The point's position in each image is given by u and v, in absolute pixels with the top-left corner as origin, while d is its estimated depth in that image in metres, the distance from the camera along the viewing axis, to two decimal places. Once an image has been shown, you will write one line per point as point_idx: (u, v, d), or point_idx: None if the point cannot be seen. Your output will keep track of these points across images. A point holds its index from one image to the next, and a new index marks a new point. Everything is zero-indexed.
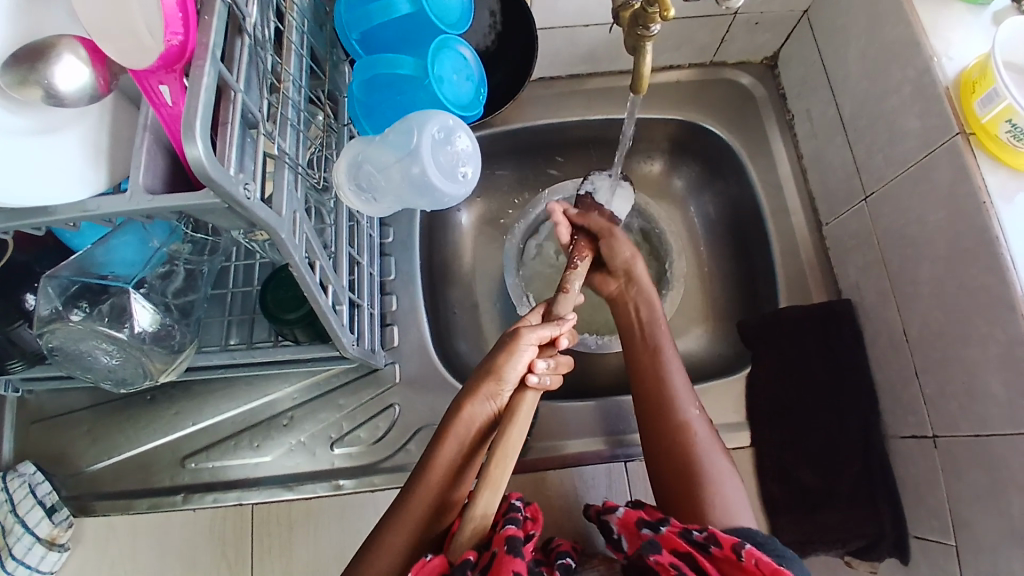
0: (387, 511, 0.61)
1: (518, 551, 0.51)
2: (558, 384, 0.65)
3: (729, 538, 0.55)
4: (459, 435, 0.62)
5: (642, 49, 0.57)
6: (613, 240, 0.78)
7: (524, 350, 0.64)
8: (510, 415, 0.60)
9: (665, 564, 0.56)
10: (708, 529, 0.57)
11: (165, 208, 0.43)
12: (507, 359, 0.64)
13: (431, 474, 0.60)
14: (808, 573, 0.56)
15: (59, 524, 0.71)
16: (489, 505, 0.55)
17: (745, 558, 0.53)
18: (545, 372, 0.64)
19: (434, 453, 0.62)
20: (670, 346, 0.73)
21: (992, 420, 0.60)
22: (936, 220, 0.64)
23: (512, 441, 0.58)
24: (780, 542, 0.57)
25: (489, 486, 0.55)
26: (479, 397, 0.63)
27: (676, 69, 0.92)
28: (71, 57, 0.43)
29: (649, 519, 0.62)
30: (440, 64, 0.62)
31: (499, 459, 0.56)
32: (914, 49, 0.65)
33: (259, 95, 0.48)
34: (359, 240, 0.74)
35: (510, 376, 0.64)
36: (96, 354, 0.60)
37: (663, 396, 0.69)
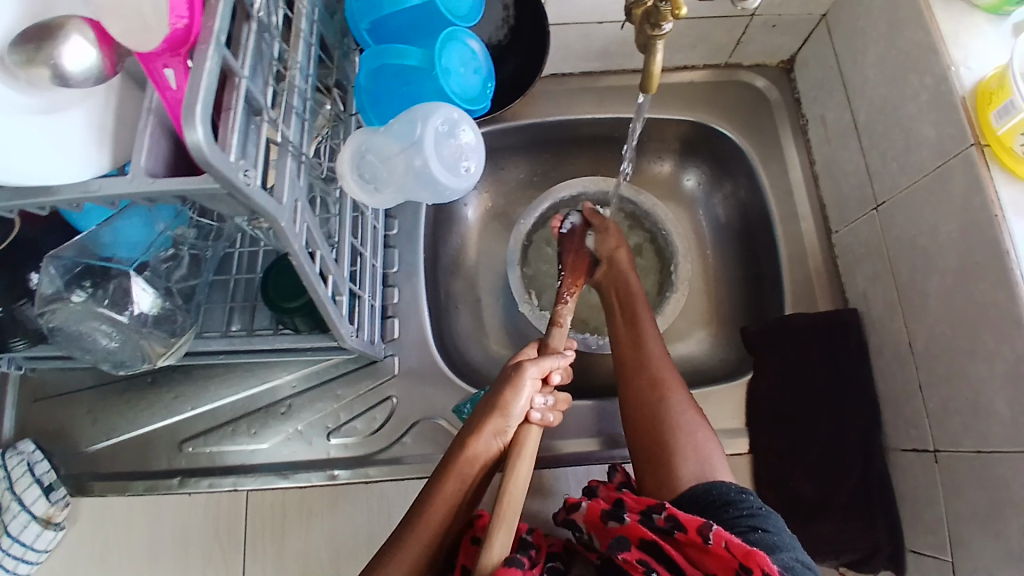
0: (382, 546, 0.61)
1: (516, 563, 0.54)
2: (557, 421, 0.67)
3: (693, 522, 0.57)
4: (462, 470, 0.63)
5: (653, 48, 0.56)
6: (602, 230, 0.85)
7: (526, 384, 0.67)
8: (517, 449, 0.61)
9: (633, 561, 0.58)
10: (666, 510, 0.59)
11: (166, 191, 0.43)
12: (513, 394, 0.65)
13: (433, 509, 0.61)
14: (777, 518, 0.60)
15: (56, 503, 0.71)
16: (502, 548, 0.56)
17: (712, 540, 0.55)
18: (546, 408, 0.67)
19: (436, 489, 0.62)
20: (655, 334, 0.75)
21: (995, 437, 0.59)
22: (947, 232, 0.63)
23: (521, 477, 0.59)
24: (753, 496, 0.60)
25: (502, 527, 0.56)
26: (484, 433, 0.64)
27: (691, 70, 0.91)
28: (78, 38, 0.42)
29: (610, 510, 0.63)
30: (447, 56, 0.61)
31: (509, 497, 0.57)
32: (932, 57, 0.64)
33: (264, 82, 0.48)
34: (363, 231, 0.73)
35: (515, 412, 0.65)
36: (96, 336, 0.61)
37: (648, 380, 0.70)
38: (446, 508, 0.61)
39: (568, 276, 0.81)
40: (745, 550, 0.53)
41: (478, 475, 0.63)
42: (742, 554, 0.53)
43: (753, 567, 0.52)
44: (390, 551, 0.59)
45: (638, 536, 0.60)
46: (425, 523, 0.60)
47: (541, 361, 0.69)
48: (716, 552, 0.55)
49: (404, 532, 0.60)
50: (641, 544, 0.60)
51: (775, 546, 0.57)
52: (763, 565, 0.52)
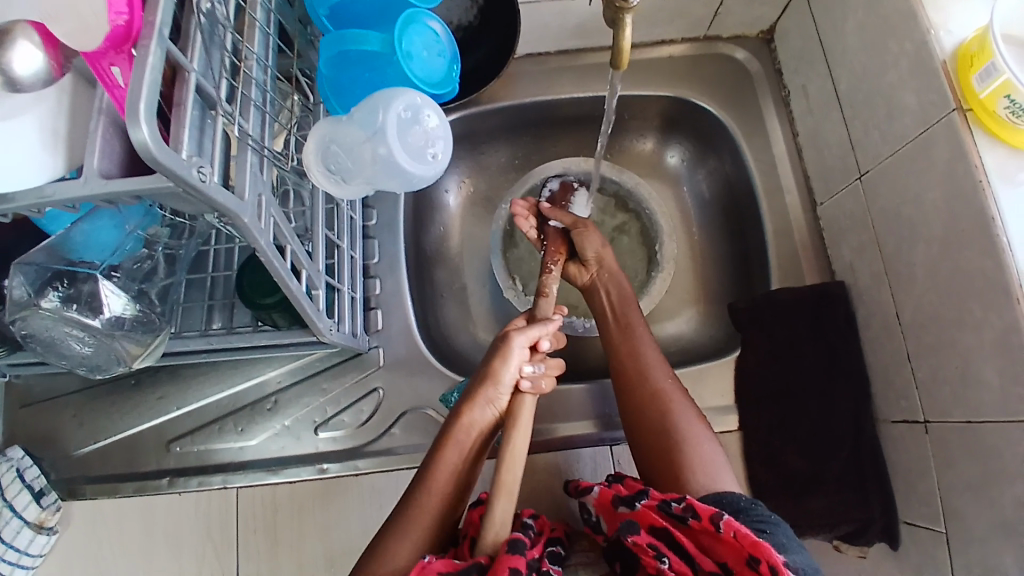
0: (388, 520, 0.61)
1: (518, 549, 0.52)
2: (552, 386, 0.68)
3: (708, 510, 0.56)
4: (461, 441, 0.63)
5: (621, 22, 0.54)
6: (584, 231, 0.81)
7: (515, 352, 0.66)
8: (511, 422, 0.62)
9: (643, 545, 0.57)
10: (685, 500, 0.58)
11: (120, 191, 0.41)
12: (502, 363, 0.66)
13: (437, 479, 0.61)
14: (787, 526, 0.58)
15: (47, 508, 0.71)
16: (506, 513, 0.57)
17: (724, 528, 0.55)
18: (536, 376, 0.67)
19: (437, 459, 0.63)
20: (651, 344, 0.74)
21: (985, 407, 0.58)
22: (932, 200, 0.62)
23: (519, 446, 0.61)
24: (763, 505, 0.59)
25: (505, 492, 0.58)
26: (478, 404, 0.65)
27: (669, 44, 0.89)
28: (25, 42, 0.42)
29: (624, 495, 0.63)
30: (409, 39, 0.59)
31: (508, 465, 0.59)
32: (912, 21, 0.62)
33: (218, 75, 0.47)
34: (340, 223, 0.72)
35: (505, 380, 0.66)
36: (69, 342, 0.60)
37: (648, 394, 0.69)
38: (449, 477, 0.62)
39: (551, 244, 0.80)
40: (755, 541, 0.53)
41: (476, 443, 0.64)
42: (753, 544, 0.53)
43: (761, 559, 0.52)
44: (397, 523, 0.60)
45: (649, 522, 0.59)
46: (430, 492, 0.61)
47: (529, 329, 0.68)
48: (728, 540, 0.55)
49: (409, 505, 0.60)
50: (651, 530, 0.59)
51: (784, 548, 0.56)
52: (770, 558, 0.52)
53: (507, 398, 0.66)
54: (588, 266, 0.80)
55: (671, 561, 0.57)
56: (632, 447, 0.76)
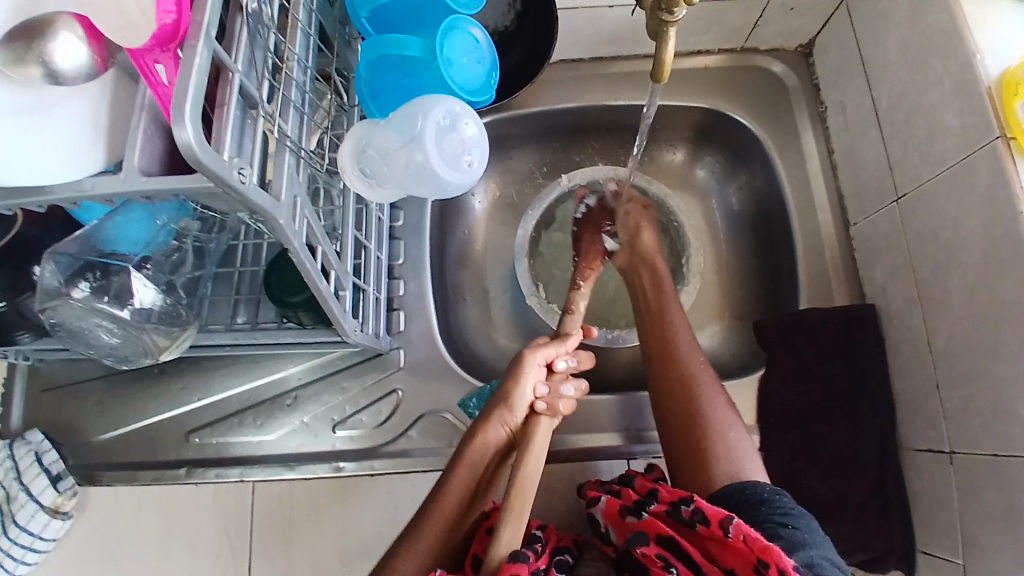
0: (400, 534, 0.61)
1: (522, 558, 0.52)
2: (571, 408, 0.67)
3: (716, 514, 0.55)
4: (473, 459, 0.63)
5: (664, 36, 0.53)
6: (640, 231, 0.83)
7: (529, 373, 0.68)
8: (526, 444, 0.62)
9: (651, 556, 0.57)
10: (694, 502, 0.57)
11: (160, 190, 0.41)
12: (515, 385, 0.67)
13: (447, 495, 0.61)
14: (813, 521, 0.57)
15: (64, 493, 0.72)
16: (512, 540, 0.55)
17: (732, 534, 0.53)
18: (553, 395, 0.67)
19: (450, 477, 0.63)
20: (691, 344, 0.72)
21: (1015, 442, 0.57)
22: (971, 227, 0.61)
23: (530, 480, 0.58)
24: (788, 498, 0.58)
25: (512, 519, 0.56)
26: (492, 425, 0.65)
27: (705, 54, 0.88)
28: (67, 35, 0.41)
29: (630, 505, 0.62)
30: (449, 45, 0.59)
31: (518, 492, 0.57)
32: (957, 43, 0.61)
33: (260, 77, 0.47)
34: (368, 223, 0.72)
35: (520, 403, 0.66)
36: (98, 332, 0.61)
37: (680, 376, 0.69)
38: (460, 495, 0.62)
39: (582, 261, 0.83)
40: (765, 546, 0.51)
41: (489, 463, 0.64)
42: (761, 549, 0.51)
43: (771, 563, 0.51)
44: (408, 537, 0.59)
45: (657, 532, 0.58)
46: (440, 508, 0.61)
47: (539, 351, 0.69)
48: (736, 546, 0.53)
49: (420, 519, 0.61)
50: (659, 539, 0.58)
51: (804, 543, 0.54)
52: (781, 562, 0.50)
53: (521, 419, 0.66)
54: (623, 250, 0.83)
55: (680, 571, 0.56)
56: (650, 462, 0.76)
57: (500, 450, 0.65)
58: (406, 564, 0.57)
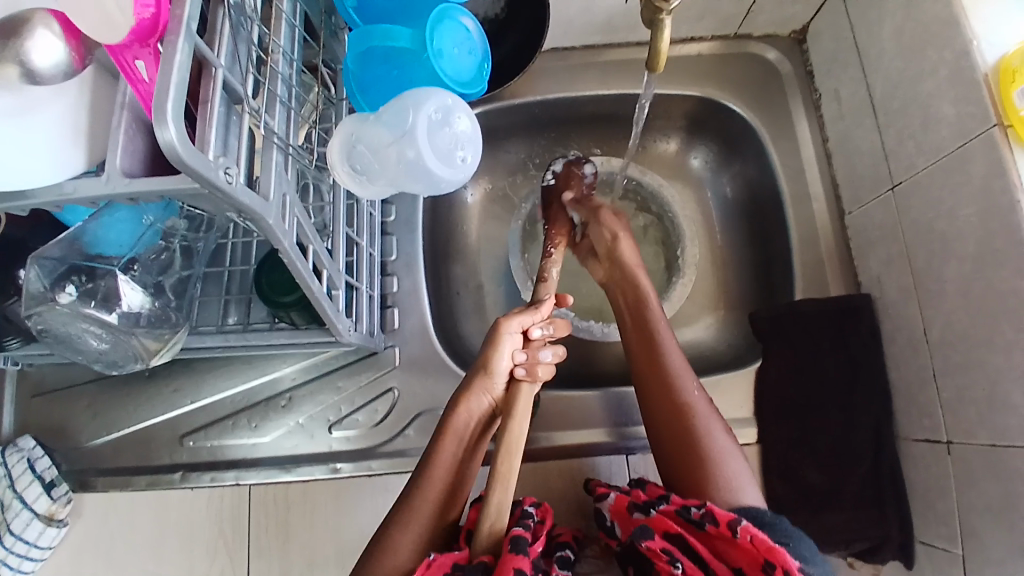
0: (393, 508, 0.60)
1: (523, 550, 0.52)
2: (549, 374, 0.65)
3: (726, 516, 0.55)
4: (459, 429, 0.63)
5: (659, 24, 0.52)
6: (597, 223, 0.81)
7: (507, 339, 0.65)
8: (509, 410, 0.60)
9: (657, 550, 0.56)
10: (706, 505, 0.57)
11: (144, 192, 0.40)
12: (494, 353, 0.65)
13: (436, 466, 0.61)
14: (812, 546, 0.56)
15: (58, 500, 0.71)
16: (502, 502, 0.56)
17: (740, 534, 0.54)
18: (532, 362, 0.65)
19: (437, 447, 0.62)
20: (675, 350, 0.71)
21: (1012, 430, 0.57)
22: (967, 216, 0.60)
23: (516, 443, 0.58)
24: (787, 521, 0.57)
25: (501, 484, 0.56)
26: (474, 393, 0.64)
27: (698, 42, 0.87)
28: (43, 32, 0.39)
29: (638, 502, 0.62)
30: (440, 37, 0.58)
31: (505, 455, 0.57)
32: (953, 29, 0.61)
33: (244, 72, 0.45)
34: (359, 220, 0.71)
35: (499, 369, 0.65)
36: (86, 337, 0.59)
37: (669, 398, 0.67)
38: (449, 463, 0.62)
39: (553, 229, 0.82)
40: (771, 546, 0.52)
41: (474, 430, 0.64)
42: (767, 549, 0.52)
43: (776, 564, 0.52)
44: (402, 510, 0.59)
45: (665, 529, 0.58)
46: (431, 476, 0.61)
47: (519, 315, 0.67)
48: (743, 547, 0.54)
49: (412, 492, 0.60)
50: (666, 536, 0.58)
51: (806, 563, 0.54)
52: (785, 563, 0.51)
53: (502, 386, 0.66)
54: (600, 261, 0.81)
55: (685, 568, 0.55)
56: (648, 456, 0.75)
57: (484, 417, 0.65)
58: (404, 538, 0.57)
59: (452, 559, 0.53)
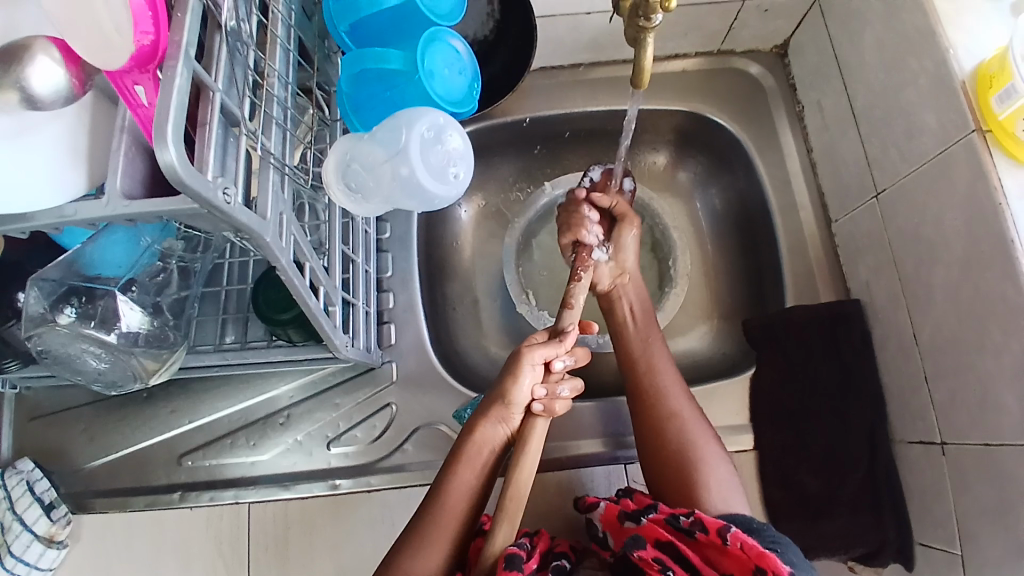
0: (403, 534, 0.61)
1: (518, 566, 0.53)
2: (565, 408, 0.65)
3: (715, 523, 0.56)
4: (472, 458, 0.64)
5: (643, 42, 0.54)
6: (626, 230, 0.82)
7: (527, 371, 0.65)
8: (522, 444, 0.60)
9: (649, 559, 0.56)
10: (694, 513, 0.57)
11: (143, 212, 0.41)
12: (513, 383, 0.64)
13: (447, 496, 0.62)
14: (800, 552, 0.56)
15: (57, 522, 0.71)
16: (506, 539, 0.57)
17: (730, 542, 0.54)
18: (551, 396, 0.65)
19: (450, 475, 0.63)
20: (668, 363, 0.73)
21: (1004, 429, 0.58)
22: (951, 220, 0.62)
23: (524, 483, 0.58)
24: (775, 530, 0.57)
25: (506, 520, 0.57)
26: (490, 422, 0.65)
27: (683, 58, 0.89)
28: (44, 58, 0.40)
29: (631, 511, 0.62)
30: (431, 58, 0.59)
31: (514, 493, 0.57)
32: (930, 40, 0.62)
33: (240, 95, 0.47)
34: (355, 238, 0.72)
35: (518, 400, 0.65)
36: (85, 357, 0.60)
37: (667, 414, 0.68)
38: (462, 495, 0.62)
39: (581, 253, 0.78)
40: (761, 552, 0.53)
41: (489, 461, 0.64)
42: (758, 555, 0.53)
43: (767, 569, 0.52)
44: (414, 537, 0.60)
45: (656, 537, 0.59)
46: (442, 507, 0.61)
47: (542, 346, 0.66)
48: (734, 553, 0.55)
49: (424, 517, 0.61)
50: (658, 544, 0.58)
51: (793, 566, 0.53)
52: (776, 568, 0.51)
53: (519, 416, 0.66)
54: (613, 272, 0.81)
55: (677, 574, 0.56)
56: None
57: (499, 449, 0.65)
58: (414, 566, 0.58)
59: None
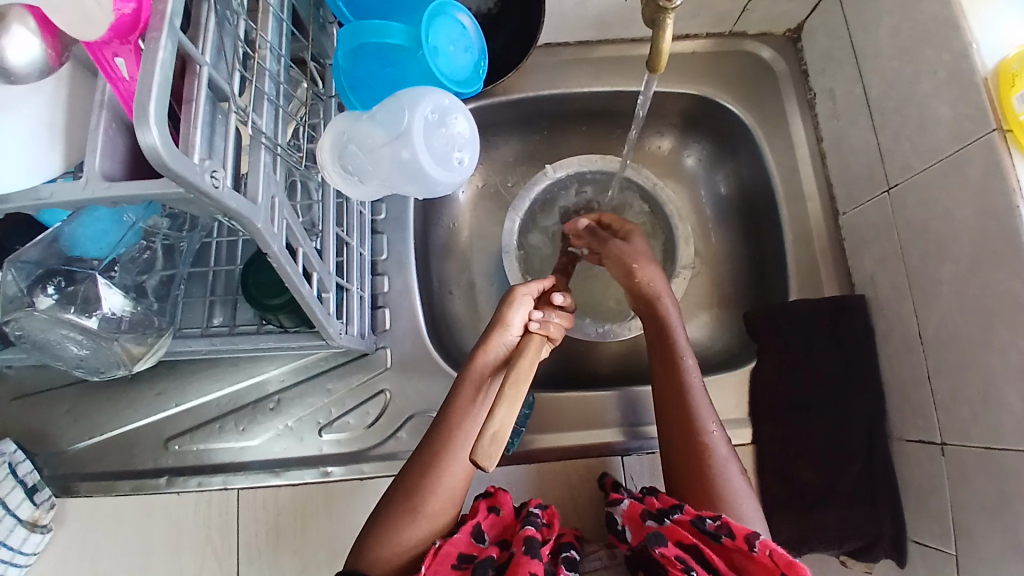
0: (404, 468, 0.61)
1: (535, 553, 0.53)
2: (561, 332, 0.67)
3: (743, 529, 0.54)
4: (473, 380, 0.63)
5: (661, 23, 0.51)
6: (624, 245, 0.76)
7: (519, 302, 0.66)
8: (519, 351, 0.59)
9: (671, 558, 0.57)
10: (721, 518, 0.56)
11: (125, 196, 0.38)
12: (507, 310, 0.65)
13: (448, 413, 0.61)
14: None
15: (41, 506, 0.69)
16: (506, 421, 0.50)
17: (758, 549, 0.53)
18: (546, 321, 0.66)
19: (451, 402, 0.62)
20: (699, 380, 0.68)
21: (1006, 432, 0.57)
22: (964, 218, 0.60)
23: (524, 374, 0.55)
24: None
25: (506, 401, 0.51)
26: (491, 348, 0.64)
27: (692, 38, 0.86)
28: (19, 28, 0.38)
29: (653, 511, 0.62)
30: (434, 33, 0.56)
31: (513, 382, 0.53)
32: (952, 31, 0.60)
33: (230, 68, 0.44)
34: (348, 219, 0.69)
35: (513, 324, 0.65)
36: (66, 344, 0.57)
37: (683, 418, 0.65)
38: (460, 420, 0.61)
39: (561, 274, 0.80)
40: (790, 561, 0.52)
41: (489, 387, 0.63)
42: (787, 564, 0.52)
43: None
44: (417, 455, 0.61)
45: (678, 538, 0.58)
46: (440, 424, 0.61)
47: (529, 285, 0.69)
48: (760, 561, 0.54)
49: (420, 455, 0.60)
50: (680, 545, 0.58)
51: None
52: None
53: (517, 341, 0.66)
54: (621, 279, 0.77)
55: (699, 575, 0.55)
56: (642, 459, 0.75)
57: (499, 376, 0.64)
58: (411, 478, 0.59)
59: (458, 550, 0.55)
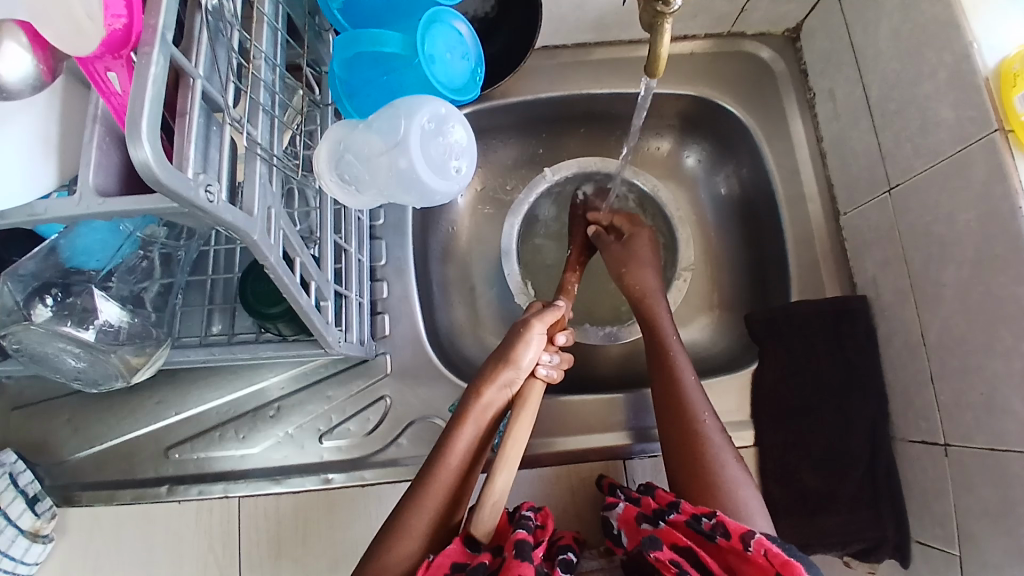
0: (405, 493, 0.59)
1: (526, 557, 0.52)
2: (561, 377, 0.69)
3: (738, 528, 0.54)
4: (477, 417, 0.63)
5: (659, 28, 0.50)
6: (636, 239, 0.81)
7: (534, 341, 0.67)
8: (522, 403, 0.64)
9: (665, 561, 0.54)
10: (716, 516, 0.56)
11: (119, 211, 0.37)
12: (522, 348, 0.66)
13: (454, 452, 0.60)
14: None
15: (42, 516, 0.68)
16: (506, 485, 0.59)
17: (753, 548, 0.53)
18: (551, 364, 0.69)
19: (456, 433, 0.61)
20: (695, 382, 0.69)
21: (1010, 436, 0.57)
22: (966, 221, 0.60)
23: (522, 435, 0.61)
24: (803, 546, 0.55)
25: (506, 467, 0.59)
26: (500, 385, 0.64)
27: (691, 39, 0.85)
28: (11, 44, 0.38)
29: (649, 514, 0.62)
30: (431, 41, 0.55)
31: (512, 443, 0.61)
32: (953, 33, 0.60)
33: (224, 80, 0.43)
34: (347, 226, 0.69)
35: (523, 364, 0.66)
36: (64, 356, 0.57)
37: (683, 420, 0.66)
38: (466, 455, 0.61)
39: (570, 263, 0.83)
40: (785, 560, 0.51)
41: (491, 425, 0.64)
42: (781, 564, 0.51)
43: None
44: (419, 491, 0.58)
45: (673, 541, 0.57)
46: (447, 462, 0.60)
47: (545, 317, 0.70)
48: (756, 561, 0.53)
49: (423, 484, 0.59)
50: (674, 548, 0.57)
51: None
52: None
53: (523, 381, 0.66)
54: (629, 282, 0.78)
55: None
56: (644, 463, 0.74)
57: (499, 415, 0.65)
58: (418, 521, 0.57)
59: (451, 559, 0.53)
